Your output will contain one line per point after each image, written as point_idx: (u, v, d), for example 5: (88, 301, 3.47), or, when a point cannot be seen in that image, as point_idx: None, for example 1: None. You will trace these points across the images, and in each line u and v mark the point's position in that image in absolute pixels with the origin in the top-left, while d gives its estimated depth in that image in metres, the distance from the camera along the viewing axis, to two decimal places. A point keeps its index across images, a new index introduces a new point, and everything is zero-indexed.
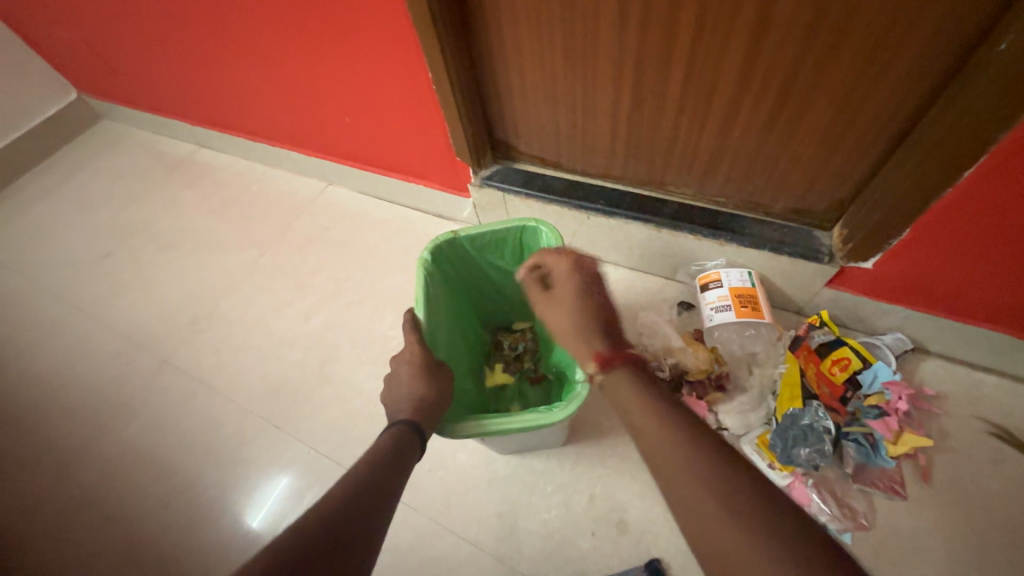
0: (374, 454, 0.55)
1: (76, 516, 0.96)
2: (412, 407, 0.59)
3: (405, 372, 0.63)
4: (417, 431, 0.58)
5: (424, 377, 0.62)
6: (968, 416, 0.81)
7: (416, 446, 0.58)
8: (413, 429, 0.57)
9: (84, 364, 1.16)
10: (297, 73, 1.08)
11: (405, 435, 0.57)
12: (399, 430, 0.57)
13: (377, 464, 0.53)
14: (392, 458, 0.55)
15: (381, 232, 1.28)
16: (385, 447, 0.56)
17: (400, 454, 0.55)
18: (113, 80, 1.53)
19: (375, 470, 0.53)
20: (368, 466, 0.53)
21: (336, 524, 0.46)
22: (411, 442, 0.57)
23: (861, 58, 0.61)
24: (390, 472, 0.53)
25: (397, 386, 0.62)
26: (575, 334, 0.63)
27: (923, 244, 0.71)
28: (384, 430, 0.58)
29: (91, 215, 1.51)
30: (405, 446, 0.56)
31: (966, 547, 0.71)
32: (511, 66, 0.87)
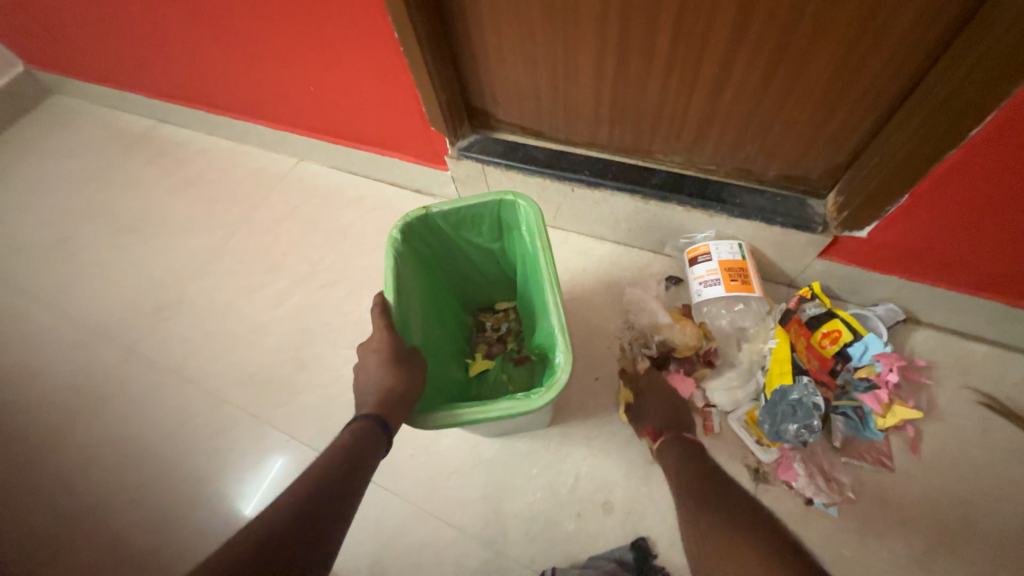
0: (334, 452, 0.51)
1: (48, 512, 0.93)
2: (379, 399, 0.56)
3: (373, 361, 0.59)
4: (383, 425, 0.54)
5: (393, 366, 0.58)
6: (958, 386, 0.79)
7: (382, 441, 0.54)
8: (378, 424, 0.53)
9: (45, 355, 1.10)
10: (252, 37, 0.98)
11: (369, 430, 0.53)
12: (362, 425, 0.53)
13: (337, 463, 0.49)
14: (353, 456, 0.51)
15: (356, 209, 1.21)
16: (347, 443, 0.52)
17: (364, 451, 0.52)
18: (56, 48, 1.41)
19: (335, 469, 0.49)
20: (327, 465, 0.49)
21: (286, 532, 0.42)
22: (375, 439, 0.53)
23: (866, 7, 0.55)
24: (351, 471, 0.49)
25: (364, 376, 0.58)
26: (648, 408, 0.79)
27: (920, 212, 0.68)
28: (347, 425, 0.54)
29: (45, 197, 1.41)
30: (368, 442, 0.52)
31: (950, 516, 0.71)
32: (484, 25, 0.79)
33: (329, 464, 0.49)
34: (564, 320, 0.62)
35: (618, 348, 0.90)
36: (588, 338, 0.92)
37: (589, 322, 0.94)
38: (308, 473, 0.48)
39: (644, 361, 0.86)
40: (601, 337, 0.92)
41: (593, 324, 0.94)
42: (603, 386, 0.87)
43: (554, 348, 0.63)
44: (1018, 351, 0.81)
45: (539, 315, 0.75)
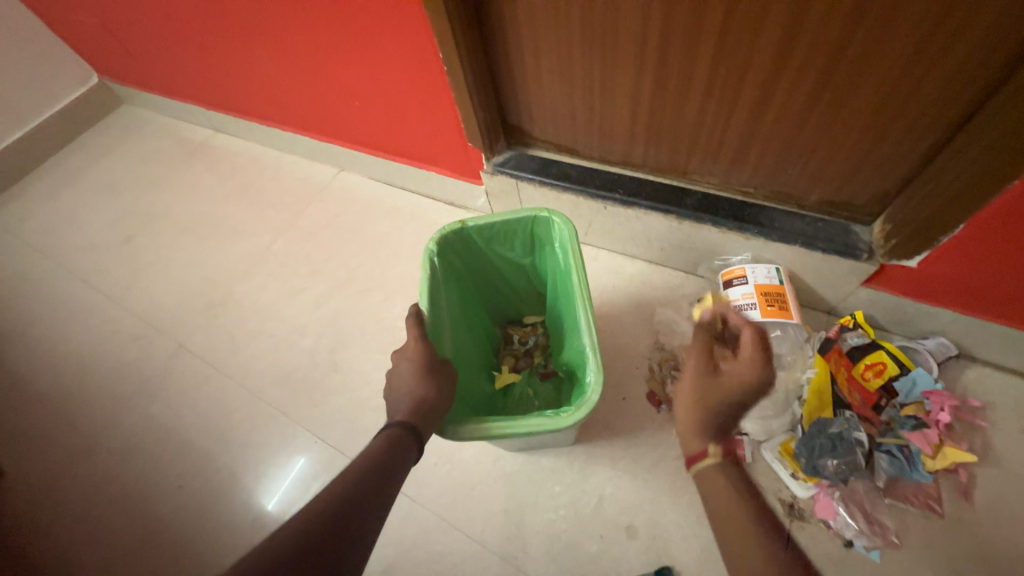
0: (367, 457, 0.52)
1: (97, 494, 0.99)
2: (410, 407, 0.57)
3: (405, 370, 0.60)
4: (413, 434, 0.55)
5: (424, 376, 0.59)
6: (1017, 430, 0.74)
7: (413, 448, 0.55)
8: (409, 431, 0.55)
9: (104, 346, 1.18)
10: (307, 55, 1.05)
11: (401, 437, 0.54)
12: (395, 431, 0.55)
13: (370, 468, 0.51)
14: (386, 462, 0.52)
15: (392, 220, 1.25)
16: (380, 449, 0.53)
17: (395, 458, 0.53)
18: (131, 63, 1.54)
19: (368, 474, 0.50)
20: (361, 470, 0.51)
21: (321, 532, 0.44)
22: (407, 446, 0.54)
23: (921, 31, 0.54)
24: (383, 477, 0.51)
25: (397, 384, 0.60)
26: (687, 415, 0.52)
27: (978, 243, 0.64)
28: (381, 431, 0.55)
29: (112, 199, 1.53)
30: (400, 448, 0.54)
31: (1010, 573, 0.66)
32: (526, 47, 0.81)
33: (363, 467, 0.51)
34: (595, 339, 0.62)
35: (646, 369, 0.89)
36: (616, 357, 0.92)
37: (618, 341, 0.94)
38: (343, 476, 0.50)
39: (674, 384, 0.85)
40: (629, 356, 0.91)
41: (622, 343, 0.93)
42: (630, 407, 0.86)
43: (584, 366, 0.63)
44: None
45: (568, 332, 0.75)
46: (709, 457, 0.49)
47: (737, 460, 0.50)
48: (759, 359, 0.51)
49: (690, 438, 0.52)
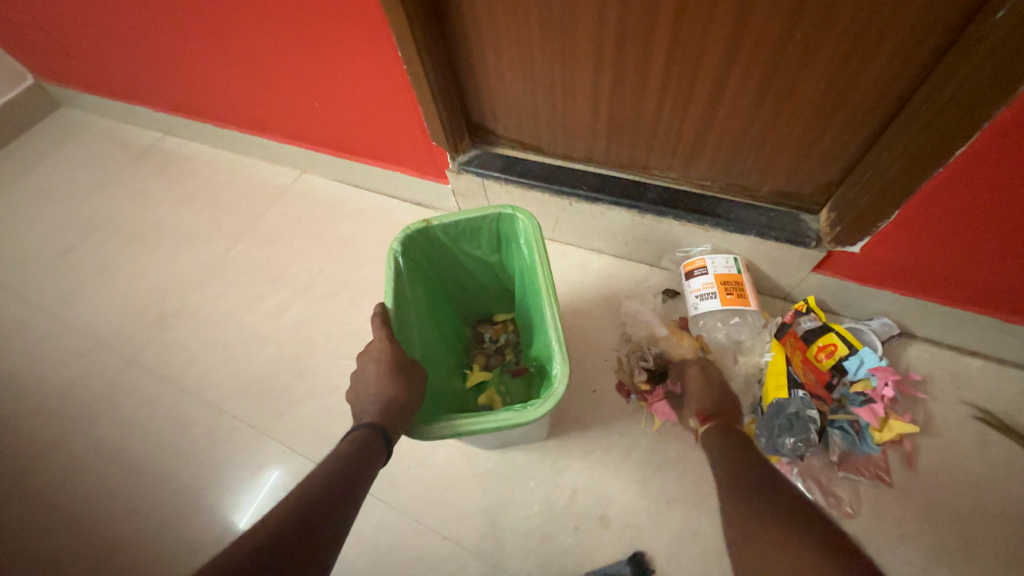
0: (334, 462, 0.51)
1: (40, 523, 0.92)
2: (379, 409, 0.56)
3: (372, 371, 0.59)
4: (383, 435, 0.54)
5: (392, 377, 0.58)
6: (953, 401, 0.80)
7: (382, 450, 0.54)
8: (378, 433, 0.54)
9: (45, 364, 1.10)
10: (260, 54, 1.01)
11: (370, 439, 0.53)
12: (363, 434, 0.53)
13: (337, 470, 0.50)
14: (353, 466, 0.51)
15: (357, 221, 1.23)
16: (347, 452, 0.52)
17: (364, 459, 0.52)
18: (68, 62, 1.44)
19: (334, 480, 0.49)
20: (327, 475, 0.49)
21: (279, 545, 0.42)
22: (375, 448, 0.53)
23: (854, 29, 0.57)
24: (351, 478, 0.50)
25: (363, 386, 0.59)
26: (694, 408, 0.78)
27: (911, 228, 0.69)
28: (349, 433, 0.54)
29: (50, 208, 1.43)
30: (369, 451, 0.53)
31: (950, 533, 0.71)
32: (486, 45, 0.81)
33: (329, 472, 0.49)
34: (561, 332, 0.63)
35: (615, 361, 0.91)
36: (586, 350, 0.93)
37: (587, 335, 0.95)
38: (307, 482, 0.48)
39: (640, 373, 0.86)
40: (599, 349, 0.93)
41: (591, 336, 0.95)
42: (601, 398, 0.87)
43: (552, 360, 0.64)
44: (1012, 366, 0.81)
45: (537, 327, 0.75)
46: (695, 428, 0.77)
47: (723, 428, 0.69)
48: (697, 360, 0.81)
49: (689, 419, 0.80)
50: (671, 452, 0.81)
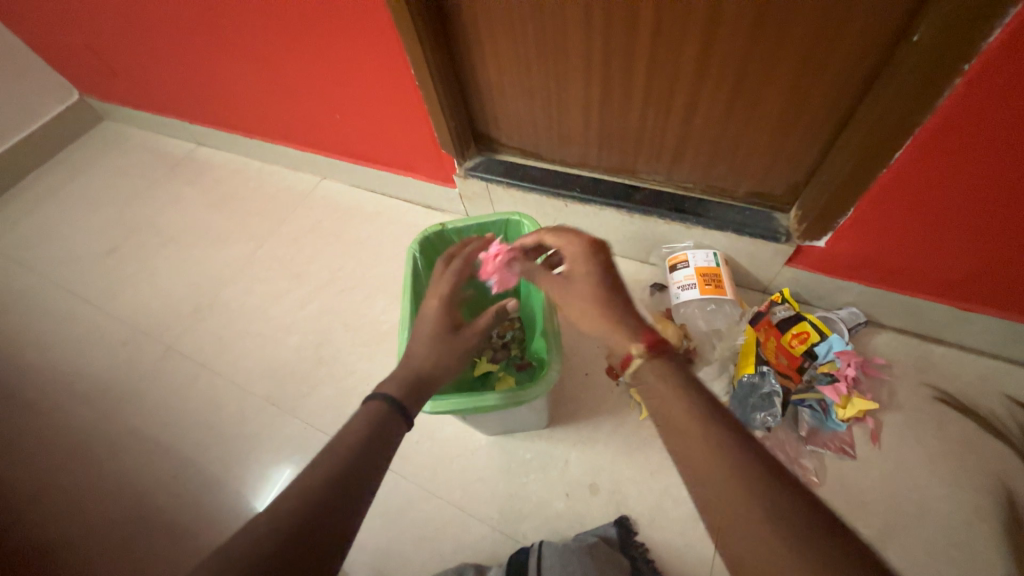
0: (359, 430, 0.54)
1: (90, 491, 1.03)
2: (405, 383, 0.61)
3: (421, 339, 0.64)
4: (402, 408, 0.58)
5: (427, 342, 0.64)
6: (916, 382, 0.87)
7: (402, 421, 0.58)
8: (399, 408, 0.58)
9: (93, 351, 1.23)
10: (289, 73, 1.13)
11: (388, 411, 0.57)
12: (383, 408, 0.57)
13: (365, 435, 0.53)
14: (378, 433, 0.54)
15: (372, 223, 1.34)
16: (367, 426, 0.55)
17: (385, 428, 0.55)
18: (113, 80, 1.59)
19: (364, 442, 0.53)
20: (358, 438, 0.53)
21: (327, 497, 0.47)
22: (395, 419, 0.57)
23: (803, 50, 0.66)
24: (376, 443, 0.53)
25: (412, 350, 0.64)
26: (600, 325, 0.56)
27: (868, 222, 0.77)
28: (370, 402, 0.58)
29: (94, 212, 1.57)
30: (388, 423, 0.56)
31: (908, 500, 0.77)
32: (489, 64, 0.92)
33: (352, 443, 0.52)
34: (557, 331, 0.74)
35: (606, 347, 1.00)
36: (580, 338, 1.02)
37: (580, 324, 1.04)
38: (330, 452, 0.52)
39: None
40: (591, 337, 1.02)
41: None
42: (592, 381, 0.96)
43: (546, 350, 0.73)
44: (970, 351, 0.88)
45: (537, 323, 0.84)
46: (636, 358, 0.52)
47: (661, 341, 0.52)
48: (585, 256, 0.61)
49: (617, 347, 0.55)
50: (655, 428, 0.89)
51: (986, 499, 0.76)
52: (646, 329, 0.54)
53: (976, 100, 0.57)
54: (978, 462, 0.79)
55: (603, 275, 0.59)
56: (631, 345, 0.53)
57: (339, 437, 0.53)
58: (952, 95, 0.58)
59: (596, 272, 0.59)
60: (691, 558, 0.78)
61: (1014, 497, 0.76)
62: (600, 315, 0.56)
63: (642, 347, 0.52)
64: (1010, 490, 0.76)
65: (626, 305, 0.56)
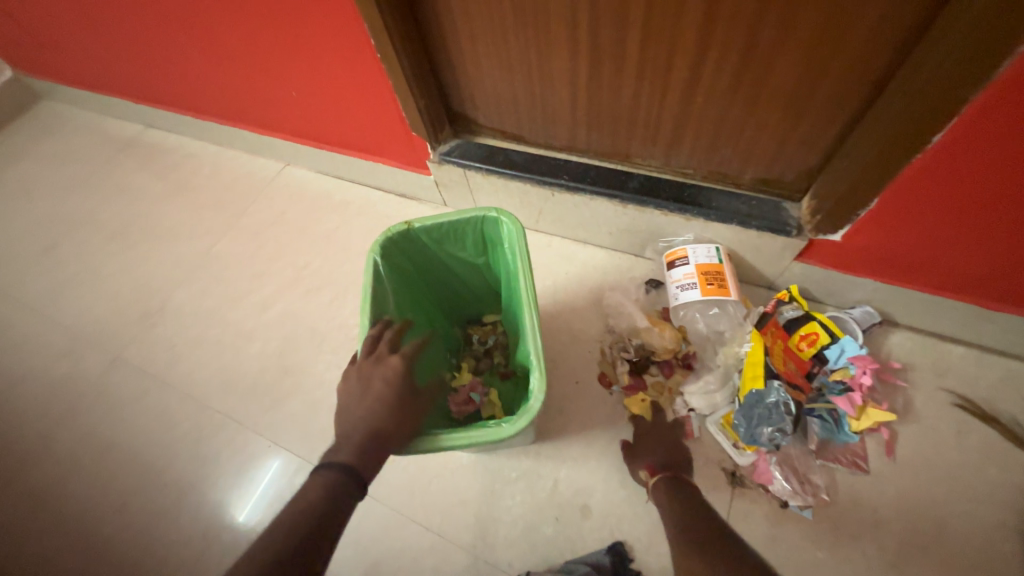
0: (301, 502, 0.45)
1: (31, 521, 0.94)
2: (360, 444, 0.50)
3: (377, 391, 0.54)
4: (353, 477, 0.48)
5: (383, 393, 0.54)
6: (933, 388, 0.80)
7: (354, 491, 0.48)
8: (348, 475, 0.48)
9: (32, 362, 1.11)
10: (234, 44, 0.99)
11: (337, 481, 0.47)
12: (328, 479, 0.47)
13: (310, 509, 0.45)
14: (326, 507, 0.45)
15: (341, 214, 1.22)
16: (311, 499, 0.46)
17: (332, 501, 0.46)
18: (44, 54, 1.41)
19: (308, 516, 0.44)
20: (301, 511, 0.45)
21: None
22: (346, 489, 0.47)
23: (828, 15, 0.55)
24: (323, 520, 0.45)
25: (360, 403, 0.53)
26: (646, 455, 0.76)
27: (893, 215, 0.68)
28: (317, 470, 0.48)
29: (32, 205, 1.42)
30: (337, 496, 0.46)
31: (925, 519, 0.71)
32: (460, 33, 0.79)
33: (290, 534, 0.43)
34: (540, 346, 0.60)
35: (598, 353, 0.91)
36: (569, 343, 0.93)
37: (571, 327, 0.95)
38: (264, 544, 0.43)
39: (623, 365, 0.87)
40: (582, 341, 0.93)
41: (574, 329, 0.94)
42: (583, 390, 0.88)
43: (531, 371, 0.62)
44: (993, 352, 0.81)
45: (521, 334, 0.74)
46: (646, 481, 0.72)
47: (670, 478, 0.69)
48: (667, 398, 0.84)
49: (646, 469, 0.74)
50: None
51: (1009, 516, 0.70)
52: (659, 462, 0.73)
53: None
54: (1001, 475, 0.73)
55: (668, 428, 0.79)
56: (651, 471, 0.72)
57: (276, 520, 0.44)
58: (1012, 66, 0.48)
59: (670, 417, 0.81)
60: None
61: None
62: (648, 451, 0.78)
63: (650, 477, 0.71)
64: None
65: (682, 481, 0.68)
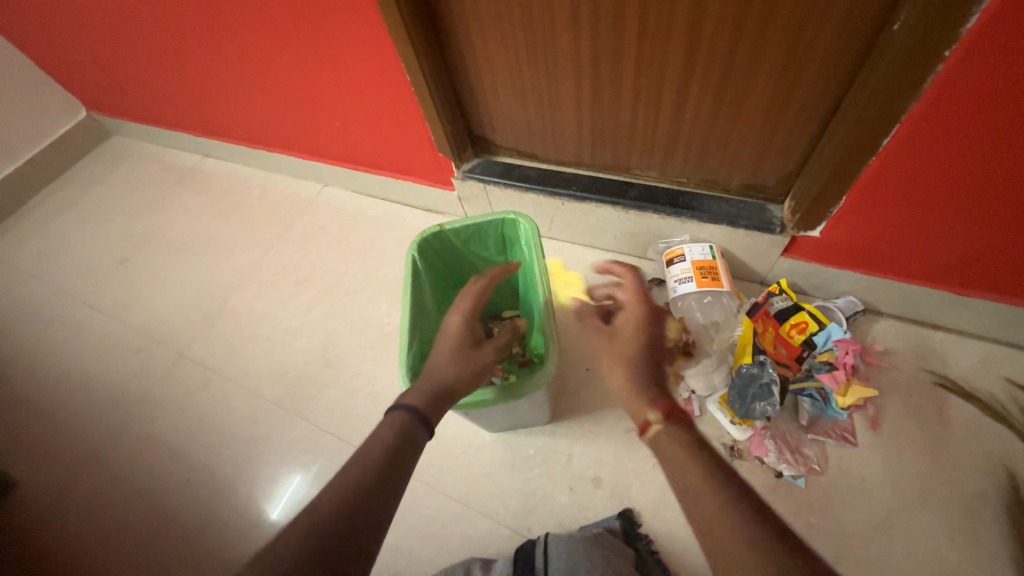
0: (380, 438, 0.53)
1: (106, 496, 1.06)
2: (427, 393, 0.59)
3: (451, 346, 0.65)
4: (423, 417, 0.57)
5: (450, 360, 0.63)
6: (915, 369, 0.87)
7: (422, 431, 0.56)
8: (418, 417, 0.56)
9: (107, 360, 1.26)
10: (290, 84, 1.16)
11: (411, 422, 0.56)
12: (404, 419, 0.55)
13: (388, 441, 0.53)
14: (402, 440, 0.54)
15: (374, 228, 1.36)
16: (389, 434, 0.54)
17: (407, 436, 0.54)
18: (120, 97, 1.63)
19: (389, 446, 0.53)
20: (383, 442, 0.53)
21: (358, 496, 0.47)
22: (416, 427, 0.56)
23: (786, 45, 0.67)
24: (401, 450, 0.53)
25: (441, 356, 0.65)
26: (619, 380, 0.74)
27: (860, 211, 0.78)
28: (390, 414, 0.57)
29: (104, 226, 1.61)
30: (410, 433, 0.55)
31: (910, 485, 0.78)
32: (482, 68, 0.94)
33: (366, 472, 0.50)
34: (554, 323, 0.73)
35: None
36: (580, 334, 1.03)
37: None
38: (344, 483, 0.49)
39: None
40: None
41: None
42: (594, 375, 0.97)
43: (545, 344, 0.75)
44: (970, 336, 0.89)
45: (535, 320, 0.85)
46: (652, 424, 0.65)
47: (677, 417, 0.64)
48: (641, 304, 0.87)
49: (637, 411, 0.68)
50: None
51: (989, 482, 0.76)
52: (668, 401, 0.67)
53: (958, 86, 0.58)
54: (980, 446, 0.79)
55: (647, 332, 0.81)
56: (651, 411, 0.66)
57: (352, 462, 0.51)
58: (935, 81, 0.58)
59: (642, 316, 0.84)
60: (695, 548, 0.79)
61: (1017, 480, 0.76)
62: (623, 375, 0.74)
63: (660, 416, 0.65)
64: (1012, 473, 0.76)
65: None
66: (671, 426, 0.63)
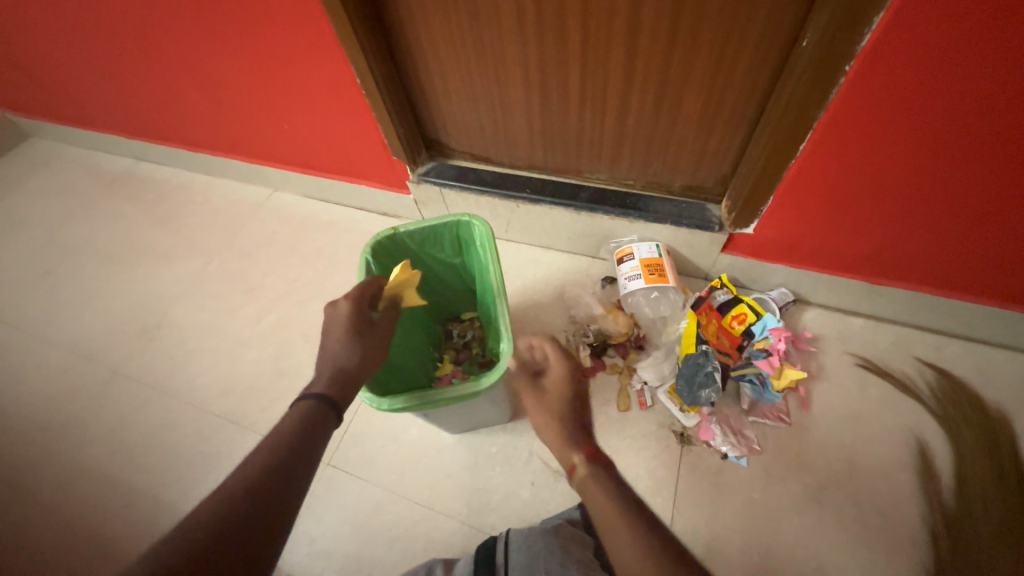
0: (285, 428, 0.52)
1: (30, 528, 0.97)
2: (331, 379, 0.58)
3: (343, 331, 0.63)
4: (330, 405, 0.56)
5: (343, 343, 0.61)
6: (840, 352, 0.96)
7: (330, 418, 0.55)
8: (326, 404, 0.55)
9: (29, 381, 1.16)
10: (232, 85, 1.12)
11: (318, 410, 0.54)
12: (309, 407, 0.54)
13: (294, 431, 0.52)
14: (309, 428, 0.53)
15: (328, 233, 1.33)
16: (295, 423, 0.53)
17: (315, 424, 0.53)
18: (40, 95, 1.51)
19: (296, 435, 0.51)
20: (289, 431, 0.51)
21: (261, 487, 0.46)
22: (323, 414, 0.55)
23: (714, 56, 0.73)
24: (308, 439, 0.52)
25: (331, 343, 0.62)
26: (553, 436, 0.61)
27: (787, 209, 0.85)
28: (295, 404, 0.55)
29: (24, 235, 1.48)
30: (317, 421, 0.54)
31: (837, 457, 0.85)
32: (434, 72, 0.95)
33: (260, 466, 0.48)
34: (508, 321, 0.72)
35: (563, 340, 1.04)
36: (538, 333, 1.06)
37: (539, 319, 1.08)
38: (237, 475, 0.47)
39: (585, 349, 1.01)
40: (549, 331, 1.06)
41: (543, 321, 1.08)
42: None
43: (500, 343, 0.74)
44: (885, 320, 0.98)
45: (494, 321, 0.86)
46: (577, 467, 0.56)
47: (603, 458, 0.56)
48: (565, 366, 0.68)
49: (563, 457, 0.58)
50: (611, 412, 0.94)
51: (903, 450, 0.85)
52: (591, 441, 0.59)
53: (858, 96, 0.65)
54: (895, 419, 0.88)
55: (575, 388, 0.66)
56: (573, 454, 0.57)
57: (247, 457, 0.48)
58: (838, 93, 0.65)
59: (567, 379, 0.66)
60: None
61: (924, 446, 0.85)
62: (549, 425, 0.62)
63: (583, 458, 0.56)
64: (921, 440, 0.86)
65: (580, 422, 0.62)
66: (595, 470, 0.55)
